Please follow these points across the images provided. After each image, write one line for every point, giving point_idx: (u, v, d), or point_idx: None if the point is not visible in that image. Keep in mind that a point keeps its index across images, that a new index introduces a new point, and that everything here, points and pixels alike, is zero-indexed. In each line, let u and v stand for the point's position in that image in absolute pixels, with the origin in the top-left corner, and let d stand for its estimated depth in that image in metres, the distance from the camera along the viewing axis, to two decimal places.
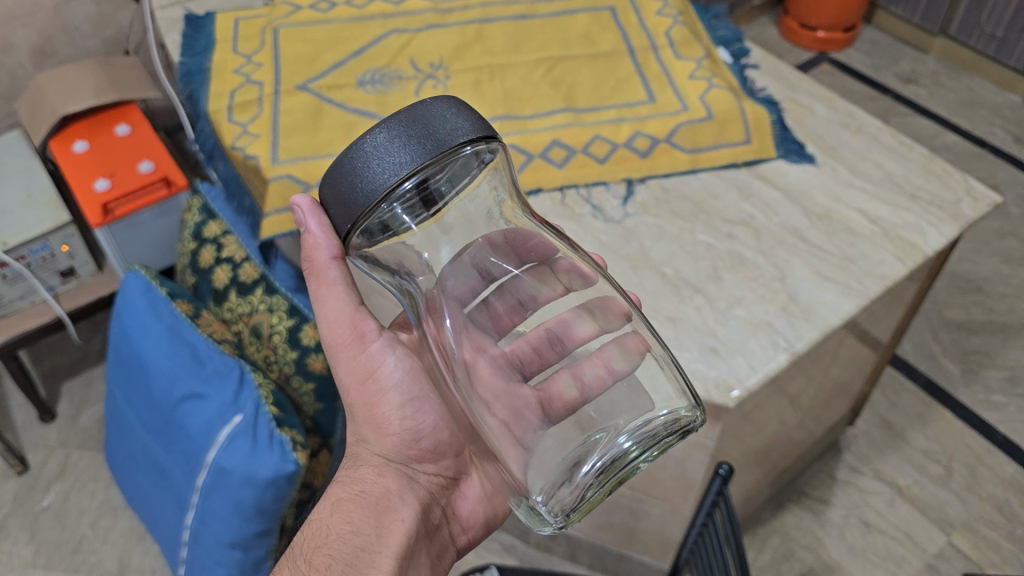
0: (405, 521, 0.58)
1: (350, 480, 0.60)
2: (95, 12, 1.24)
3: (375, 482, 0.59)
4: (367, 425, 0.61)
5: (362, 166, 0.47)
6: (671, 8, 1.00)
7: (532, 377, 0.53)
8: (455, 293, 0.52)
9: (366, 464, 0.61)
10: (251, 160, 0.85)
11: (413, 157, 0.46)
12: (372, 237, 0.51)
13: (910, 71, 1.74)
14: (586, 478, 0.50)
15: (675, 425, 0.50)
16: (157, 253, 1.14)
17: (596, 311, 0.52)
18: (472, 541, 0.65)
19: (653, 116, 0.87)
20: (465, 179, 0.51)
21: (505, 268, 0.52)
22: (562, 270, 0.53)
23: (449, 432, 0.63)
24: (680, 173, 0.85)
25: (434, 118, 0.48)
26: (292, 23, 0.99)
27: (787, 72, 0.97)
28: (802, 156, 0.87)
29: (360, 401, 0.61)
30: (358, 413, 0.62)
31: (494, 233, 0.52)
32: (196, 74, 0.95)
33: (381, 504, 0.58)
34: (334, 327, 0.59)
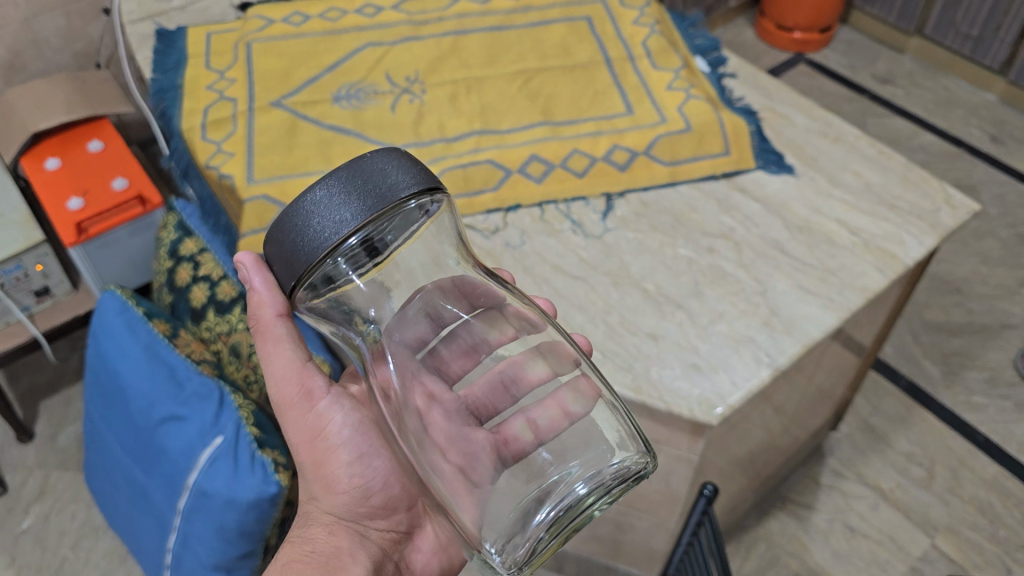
0: None
1: (300, 540, 0.61)
2: (64, 26, 1.23)
3: (325, 541, 0.61)
4: (318, 483, 0.63)
5: (303, 225, 0.47)
6: (648, 17, 0.99)
7: (487, 423, 0.54)
8: (403, 341, 0.52)
9: (317, 523, 0.62)
10: (226, 180, 0.84)
11: (355, 215, 0.46)
12: (316, 290, 0.50)
13: (886, 71, 1.75)
14: (540, 528, 0.49)
15: (628, 472, 0.50)
16: (133, 271, 1.12)
17: (548, 355, 0.53)
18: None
19: (631, 129, 0.86)
20: (411, 228, 0.50)
21: (456, 313, 0.53)
22: (511, 316, 0.54)
23: (400, 487, 0.64)
24: (659, 186, 0.85)
25: (376, 173, 0.47)
26: (265, 38, 0.98)
27: (765, 80, 0.97)
28: (781, 166, 0.87)
29: (309, 459, 0.63)
30: (310, 472, 0.64)
31: (441, 280, 0.53)
32: (169, 91, 0.94)
33: (331, 562, 0.58)
34: (283, 385, 0.61)
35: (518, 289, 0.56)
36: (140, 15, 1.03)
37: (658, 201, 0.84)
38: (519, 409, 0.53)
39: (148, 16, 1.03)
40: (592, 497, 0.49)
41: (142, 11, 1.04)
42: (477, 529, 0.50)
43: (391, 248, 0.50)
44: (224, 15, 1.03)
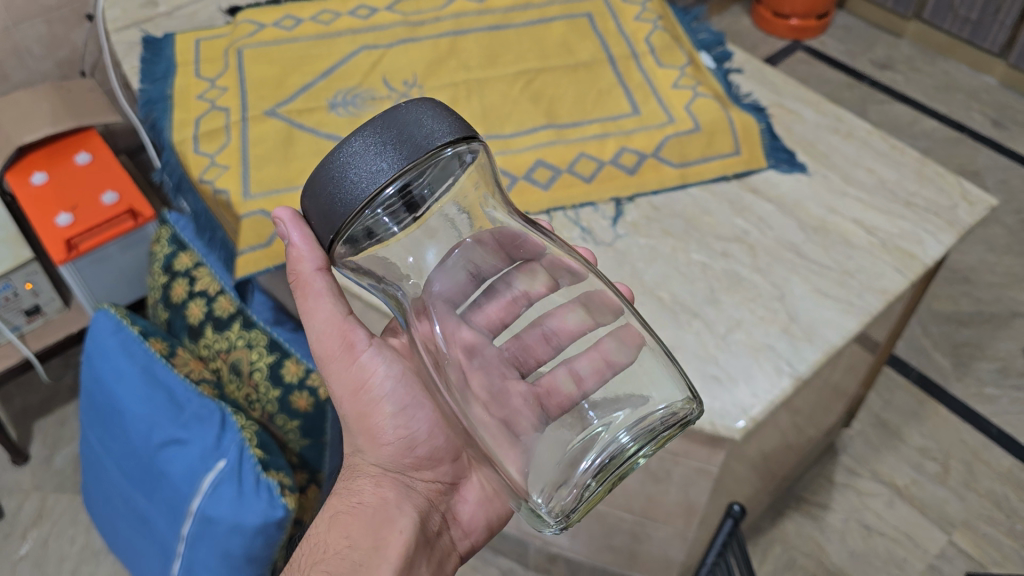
0: (404, 532, 0.58)
1: (348, 492, 0.61)
2: (46, 33, 1.19)
3: (373, 492, 0.61)
4: (362, 434, 0.63)
5: (340, 177, 0.48)
6: (650, 13, 0.97)
7: (529, 373, 0.55)
8: (444, 295, 0.54)
9: (364, 476, 0.62)
10: (221, 195, 0.81)
11: (394, 164, 0.47)
12: (356, 245, 0.51)
13: (885, 57, 1.73)
14: (585, 476, 0.51)
15: (672, 418, 0.52)
16: (126, 286, 1.09)
17: (591, 306, 0.54)
18: (474, 544, 0.66)
19: (639, 130, 0.84)
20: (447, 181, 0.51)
21: (494, 267, 0.55)
22: (551, 267, 0.56)
23: (444, 438, 0.64)
24: (669, 189, 0.82)
25: (411, 124, 0.48)
26: (256, 43, 0.94)
27: (771, 75, 0.94)
28: (793, 165, 0.84)
29: (353, 412, 0.63)
30: (353, 422, 0.63)
31: (481, 233, 0.54)
32: (158, 102, 0.90)
33: (381, 515, 0.59)
34: (324, 339, 0.60)
35: (559, 239, 0.57)
36: (126, 23, 1.00)
37: (668, 205, 0.81)
38: (562, 359, 0.55)
39: (134, 23, 1.00)
40: (636, 443, 0.51)
41: (127, 18, 1.00)
42: (523, 482, 0.52)
43: (431, 201, 0.51)
44: (213, 21, 1.00)
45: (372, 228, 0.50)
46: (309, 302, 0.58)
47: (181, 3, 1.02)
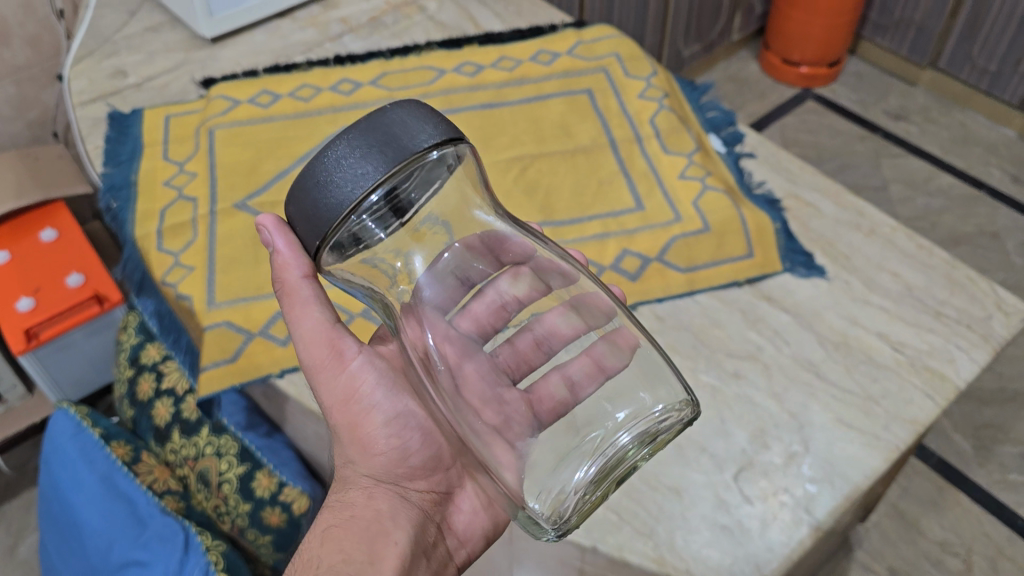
0: (400, 544, 0.53)
1: (339, 505, 0.55)
2: (16, 94, 1.14)
3: (366, 505, 0.55)
4: (352, 446, 0.58)
5: (324, 182, 0.46)
6: (655, 90, 0.90)
7: (520, 381, 0.56)
8: (434, 301, 0.53)
9: (355, 488, 0.56)
10: (184, 301, 0.74)
11: (379, 168, 0.45)
12: (342, 252, 0.50)
13: (898, 107, 1.70)
14: (584, 483, 0.51)
15: (670, 420, 0.52)
16: (94, 372, 1.02)
17: (582, 309, 0.55)
18: (472, 555, 0.61)
19: (642, 230, 0.77)
20: (435, 184, 0.51)
21: (483, 271, 0.54)
22: (540, 271, 0.56)
23: (438, 445, 0.59)
24: (675, 296, 0.74)
25: (396, 126, 0.46)
26: (229, 122, 0.87)
27: (786, 160, 0.87)
28: (810, 269, 0.77)
29: (344, 422, 0.57)
30: (342, 436, 0.58)
31: (469, 238, 0.53)
32: (121, 190, 0.83)
33: (376, 528, 0.53)
34: (311, 349, 0.55)
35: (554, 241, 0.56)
36: (92, 95, 0.93)
37: (674, 314, 0.74)
38: (555, 366, 0.55)
39: (101, 96, 0.93)
40: (634, 448, 0.51)
41: (94, 90, 0.94)
42: (520, 488, 0.51)
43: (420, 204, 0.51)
44: (186, 93, 0.93)
45: (358, 235, 0.49)
46: (297, 310, 0.54)
47: (151, 74, 0.96)
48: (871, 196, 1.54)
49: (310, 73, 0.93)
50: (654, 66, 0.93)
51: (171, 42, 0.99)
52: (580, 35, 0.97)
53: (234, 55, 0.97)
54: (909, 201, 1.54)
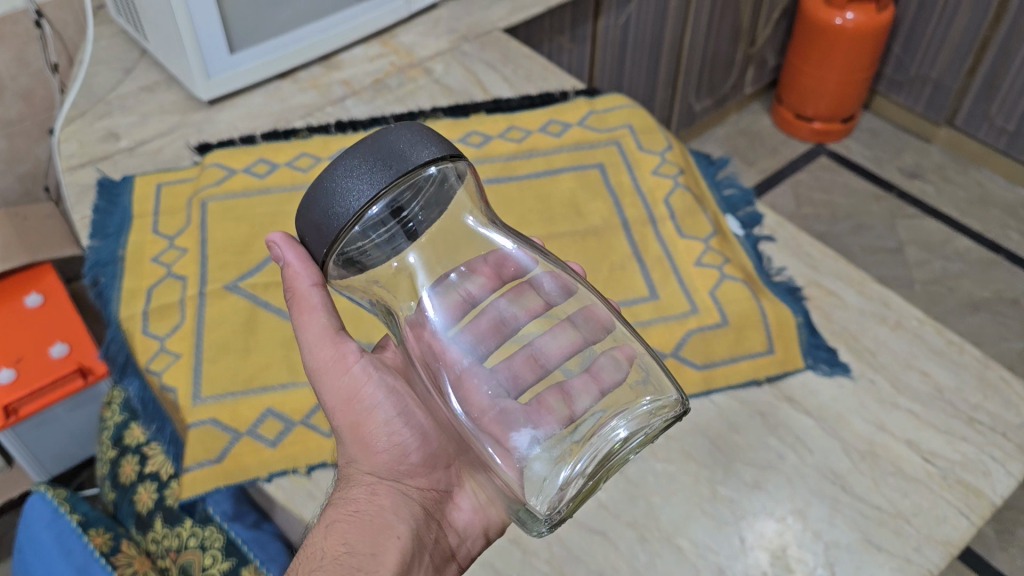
0: (401, 539, 0.51)
1: (341, 501, 0.53)
2: (7, 148, 1.10)
3: (369, 501, 0.53)
4: (353, 444, 0.56)
5: (328, 195, 0.47)
6: (670, 165, 0.86)
7: (518, 395, 0.53)
8: (439, 317, 0.53)
9: (357, 485, 0.54)
10: (167, 393, 0.69)
11: (380, 178, 0.46)
12: (348, 265, 0.51)
13: (914, 164, 1.68)
14: (575, 478, 0.49)
15: (661, 413, 0.51)
16: (76, 444, 0.98)
17: (580, 323, 0.54)
18: (475, 552, 0.58)
19: (656, 323, 0.72)
20: (439, 204, 0.53)
21: (483, 292, 0.55)
22: (539, 291, 0.55)
23: (441, 443, 0.57)
24: (690, 396, 0.70)
25: (397, 142, 0.48)
26: (222, 193, 0.84)
27: (808, 245, 0.83)
28: (834, 365, 0.72)
29: (346, 421, 0.55)
30: (344, 434, 0.56)
31: (474, 262, 0.54)
32: (107, 265, 0.79)
33: (376, 524, 0.51)
34: (315, 350, 0.54)
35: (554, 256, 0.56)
36: (82, 160, 0.89)
37: (689, 416, 0.69)
38: (553, 383, 0.53)
39: (91, 161, 0.89)
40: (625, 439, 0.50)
41: (84, 154, 0.90)
42: (519, 483, 0.50)
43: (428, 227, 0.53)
44: (179, 159, 0.90)
45: (365, 251, 0.51)
46: (304, 316, 0.53)
47: (144, 137, 0.92)
48: (887, 258, 1.51)
49: (308, 142, 0.89)
50: (669, 140, 0.89)
51: (166, 102, 0.96)
52: (592, 104, 0.93)
53: (233, 118, 0.94)
54: (925, 263, 1.50)
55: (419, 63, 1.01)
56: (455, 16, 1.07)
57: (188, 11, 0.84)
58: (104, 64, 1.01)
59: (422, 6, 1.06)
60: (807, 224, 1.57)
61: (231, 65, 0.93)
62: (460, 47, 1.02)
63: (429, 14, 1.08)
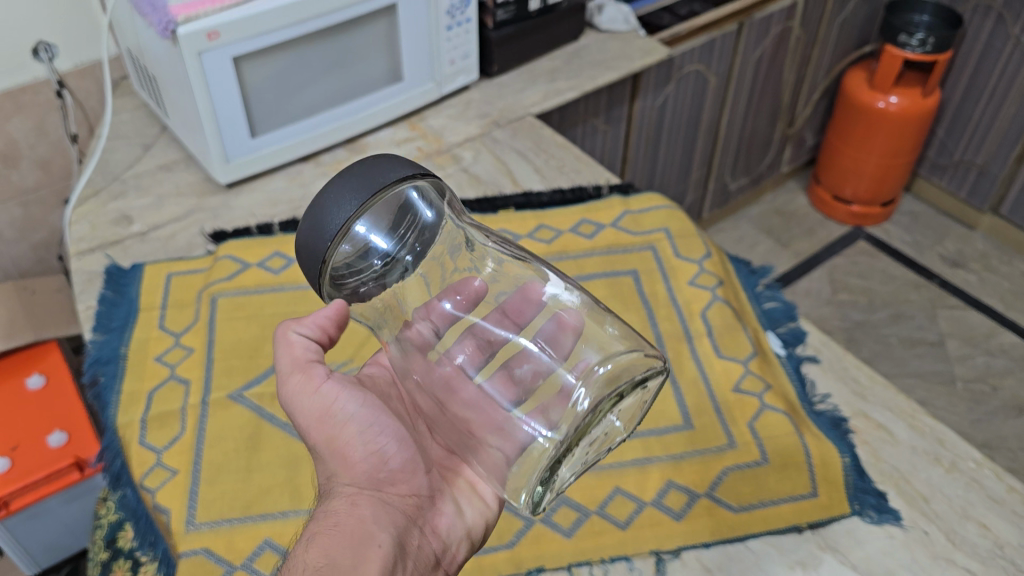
0: (383, 547, 0.48)
1: (322, 516, 0.50)
2: (22, 217, 1.05)
3: (349, 512, 0.50)
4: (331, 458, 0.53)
5: (308, 230, 0.48)
6: (707, 276, 0.82)
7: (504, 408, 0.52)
8: (422, 339, 0.55)
9: (339, 500, 0.52)
10: (160, 514, 0.64)
11: (351, 198, 0.47)
12: (344, 286, 0.53)
13: (956, 252, 1.62)
14: (555, 444, 0.47)
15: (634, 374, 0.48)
16: (72, 535, 0.96)
17: (553, 336, 0.54)
18: (463, 558, 0.55)
19: (690, 457, 0.67)
20: (425, 222, 0.55)
21: (460, 315, 0.55)
22: (511, 307, 0.55)
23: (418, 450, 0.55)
24: (726, 540, 0.62)
25: (370, 171, 0.48)
26: (235, 289, 0.80)
27: (855, 369, 0.78)
28: (883, 513, 0.65)
29: (322, 439, 0.53)
30: (321, 451, 0.54)
31: (453, 285, 0.55)
32: (107, 363, 0.74)
33: (356, 534, 0.48)
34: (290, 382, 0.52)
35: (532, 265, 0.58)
36: (91, 244, 0.85)
37: (724, 565, 0.61)
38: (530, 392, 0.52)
39: (101, 245, 0.85)
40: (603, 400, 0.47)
41: (94, 237, 0.86)
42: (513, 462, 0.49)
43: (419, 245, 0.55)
44: (192, 247, 0.86)
45: (355, 272, 0.52)
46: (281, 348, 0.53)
47: (158, 222, 0.88)
48: (927, 351, 1.44)
49: None
50: (707, 248, 0.85)
51: (183, 183, 0.92)
52: (626, 204, 0.90)
53: (251, 203, 0.90)
54: (968, 358, 1.42)
55: (448, 148, 0.96)
56: (487, 99, 1.04)
57: (209, 92, 0.81)
58: (123, 139, 0.98)
59: (454, 88, 1.02)
60: (844, 311, 1.51)
61: (251, 148, 0.89)
62: (491, 133, 0.99)
63: (460, 95, 1.04)
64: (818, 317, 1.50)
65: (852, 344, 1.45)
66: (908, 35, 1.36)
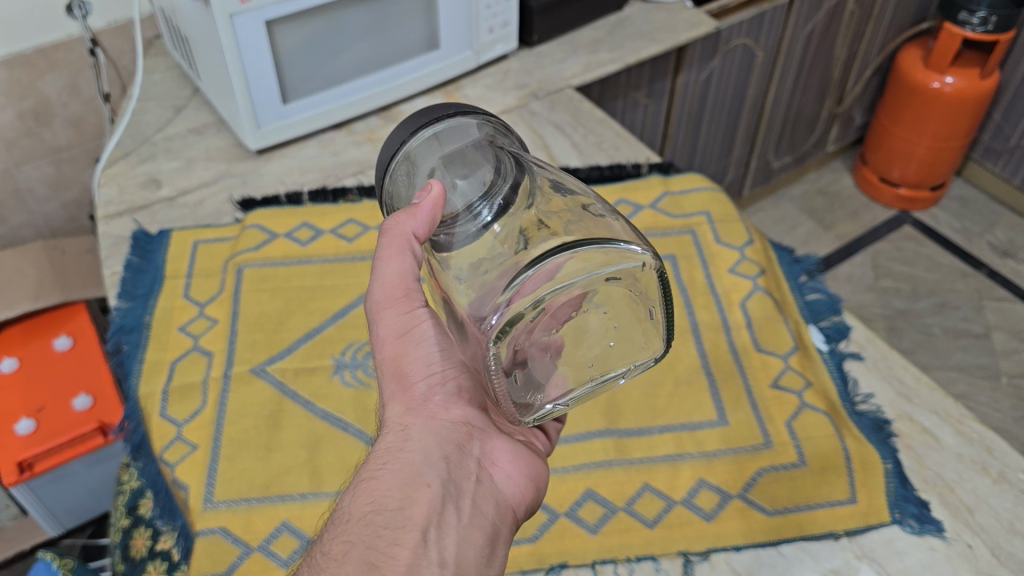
0: (434, 486, 0.42)
1: (378, 449, 0.44)
2: (54, 175, 1.04)
3: (406, 444, 0.44)
4: (391, 382, 0.47)
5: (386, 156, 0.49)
6: (749, 264, 0.79)
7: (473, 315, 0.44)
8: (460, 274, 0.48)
9: (388, 433, 0.45)
10: (179, 490, 0.63)
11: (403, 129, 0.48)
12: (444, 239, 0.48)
13: (1006, 241, 1.57)
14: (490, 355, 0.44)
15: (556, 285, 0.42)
16: (94, 496, 0.97)
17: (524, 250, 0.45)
18: (526, 504, 0.48)
19: (724, 454, 0.64)
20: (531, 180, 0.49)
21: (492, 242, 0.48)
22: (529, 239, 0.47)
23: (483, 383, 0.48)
24: (757, 544, 0.60)
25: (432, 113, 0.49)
26: (262, 260, 0.79)
27: (901, 367, 0.74)
28: (925, 523, 0.62)
29: (388, 361, 0.47)
30: (382, 375, 0.48)
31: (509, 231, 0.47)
32: (131, 330, 0.73)
33: (409, 471, 0.42)
34: (386, 298, 0.47)
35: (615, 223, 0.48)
36: (119, 208, 0.84)
37: (755, 569, 0.59)
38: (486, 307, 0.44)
39: (128, 210, 0.84)
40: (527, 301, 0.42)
41: (122, 201, 0.85)
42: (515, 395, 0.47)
43: (504, 196, 0.47)
44: (220, 214, 0.84)
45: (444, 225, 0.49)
46: (392, 254, 0.46)
47: (187, 186, 0.87)
48: (971, 344, 1.39)
49: (358, 207, 0.85)
50: (749, 233, 0.82)
51: (214, 148, 0.90)
52: (666, 184, 0.87)
53: (281, 170, 0.88)
54: (1014, 352, 1.37)
55: None
56: (526, 68, 1.00)
57: (239, 56, 0.79)
58: (155, 100, 0.96)
59: (492, 57, 0.99)
60: (886, 299, 1.47)
61: (282, 114, 0.86)
62: (529, 105, 0.95)
63: (499, 64, 1.01)
64: (859, 303, 1.46)
65: (893, 333, 1.41)
66: (969, 13, 1.29)
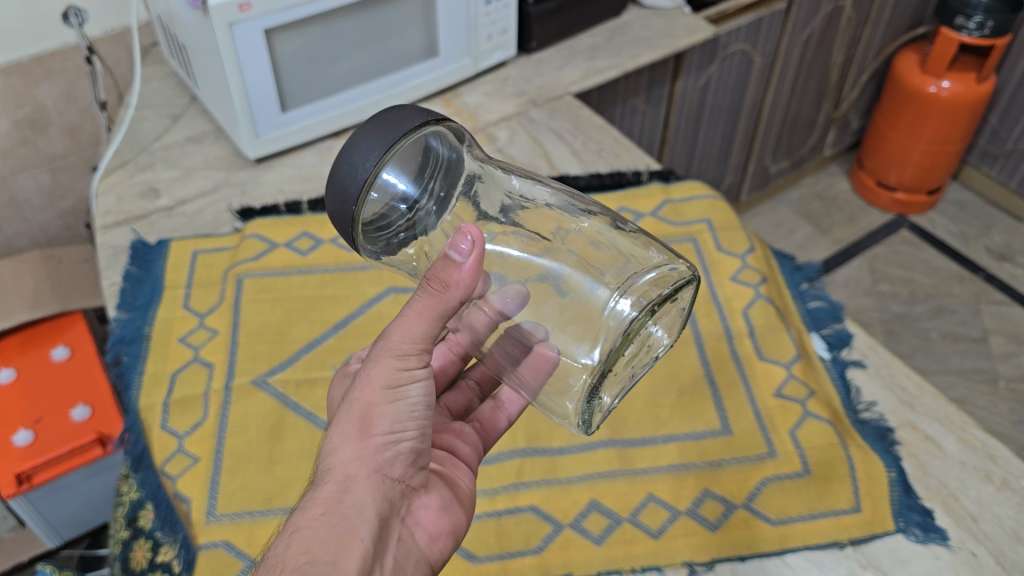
0: (364, 544, 0.41)
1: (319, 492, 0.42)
2: (49, 183, 1.03)
3: (348, 495, 0.42)
4: (350, 424, 0.44)
5: (338, 174, 0.45)
6: (750, 272, 0.79)
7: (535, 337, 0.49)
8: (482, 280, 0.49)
9: (331, 474, 0.43)
10: (180, 503, 0.62)
11: (381, 143, 0.44)
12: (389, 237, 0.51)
13: (1003, 244, 1.57)
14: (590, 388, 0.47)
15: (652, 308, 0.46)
16: (92, 507, 0.96)
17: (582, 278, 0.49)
18: (443, 559, 0.47)
19: (729, 463, 0.64)
20: (502, 177, 0.53)
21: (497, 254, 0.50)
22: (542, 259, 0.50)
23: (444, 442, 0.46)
24: (762, 554, 0.60)
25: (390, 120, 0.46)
26: (262, 270, 0.78)
27: (904, 376, 0.74)
28: (929, 531, 0.62)
29: (358, 403, 0.44)
30: (345, 408, 0.45)
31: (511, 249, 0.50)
32: (130, 342, 0.73)
33: (346, 525, 0.41)
34: (389, 344, 0.44)
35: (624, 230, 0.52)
36: (117, 217, 0.84)
37: None
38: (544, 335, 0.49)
39: (126, 219, 0.84)
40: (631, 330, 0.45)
41: (120, 211, 0.84)
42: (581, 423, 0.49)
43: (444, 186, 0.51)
44: (219, 224, 0.84)
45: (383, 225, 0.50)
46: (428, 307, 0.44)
47: (186, 196, 0.86)
48: (969, 348, 1.39)
49: None
50: (750, 241, 0.82)
51: (213, 157, 0.90)
52: (667, 192, 0.87)
53: (280, 179, 0.88)
54: (1011, 356, 1.38)
55: (483, 127, 0.93)
56: (525, 76, 1.00)
57: (239, 65, 0.78)
58: (152, 109, 0.96)
59: (490, 65, 0.99)
60: (883, 303, 1.47)
61: (281, 123, 0.86)
62: (528, 112, 0.95)
63: (497, 72, 1.01)
64: (857, 308, 1.46)
65: (891, 337, 1.41)
66: (965, 18, 1.30)
